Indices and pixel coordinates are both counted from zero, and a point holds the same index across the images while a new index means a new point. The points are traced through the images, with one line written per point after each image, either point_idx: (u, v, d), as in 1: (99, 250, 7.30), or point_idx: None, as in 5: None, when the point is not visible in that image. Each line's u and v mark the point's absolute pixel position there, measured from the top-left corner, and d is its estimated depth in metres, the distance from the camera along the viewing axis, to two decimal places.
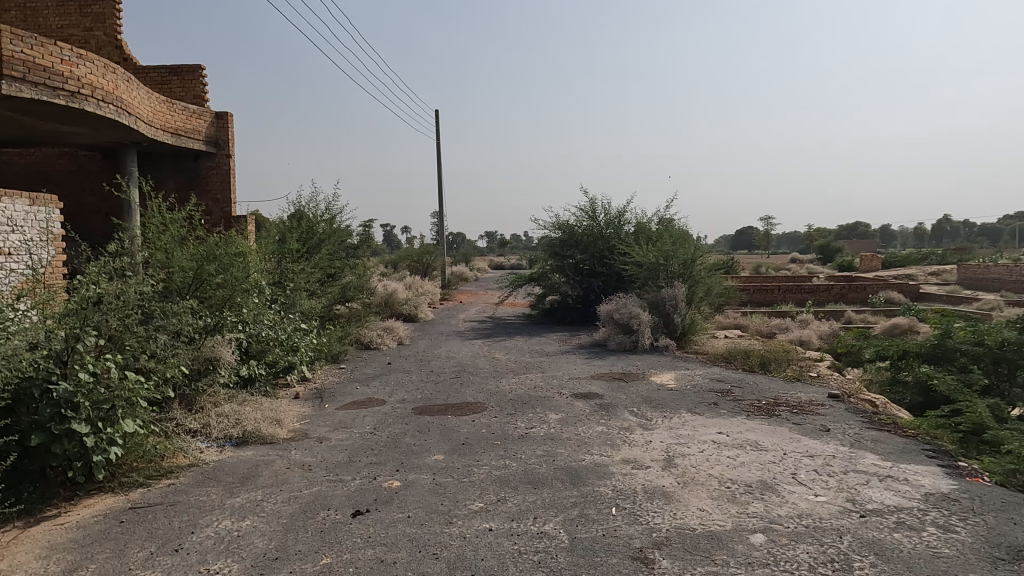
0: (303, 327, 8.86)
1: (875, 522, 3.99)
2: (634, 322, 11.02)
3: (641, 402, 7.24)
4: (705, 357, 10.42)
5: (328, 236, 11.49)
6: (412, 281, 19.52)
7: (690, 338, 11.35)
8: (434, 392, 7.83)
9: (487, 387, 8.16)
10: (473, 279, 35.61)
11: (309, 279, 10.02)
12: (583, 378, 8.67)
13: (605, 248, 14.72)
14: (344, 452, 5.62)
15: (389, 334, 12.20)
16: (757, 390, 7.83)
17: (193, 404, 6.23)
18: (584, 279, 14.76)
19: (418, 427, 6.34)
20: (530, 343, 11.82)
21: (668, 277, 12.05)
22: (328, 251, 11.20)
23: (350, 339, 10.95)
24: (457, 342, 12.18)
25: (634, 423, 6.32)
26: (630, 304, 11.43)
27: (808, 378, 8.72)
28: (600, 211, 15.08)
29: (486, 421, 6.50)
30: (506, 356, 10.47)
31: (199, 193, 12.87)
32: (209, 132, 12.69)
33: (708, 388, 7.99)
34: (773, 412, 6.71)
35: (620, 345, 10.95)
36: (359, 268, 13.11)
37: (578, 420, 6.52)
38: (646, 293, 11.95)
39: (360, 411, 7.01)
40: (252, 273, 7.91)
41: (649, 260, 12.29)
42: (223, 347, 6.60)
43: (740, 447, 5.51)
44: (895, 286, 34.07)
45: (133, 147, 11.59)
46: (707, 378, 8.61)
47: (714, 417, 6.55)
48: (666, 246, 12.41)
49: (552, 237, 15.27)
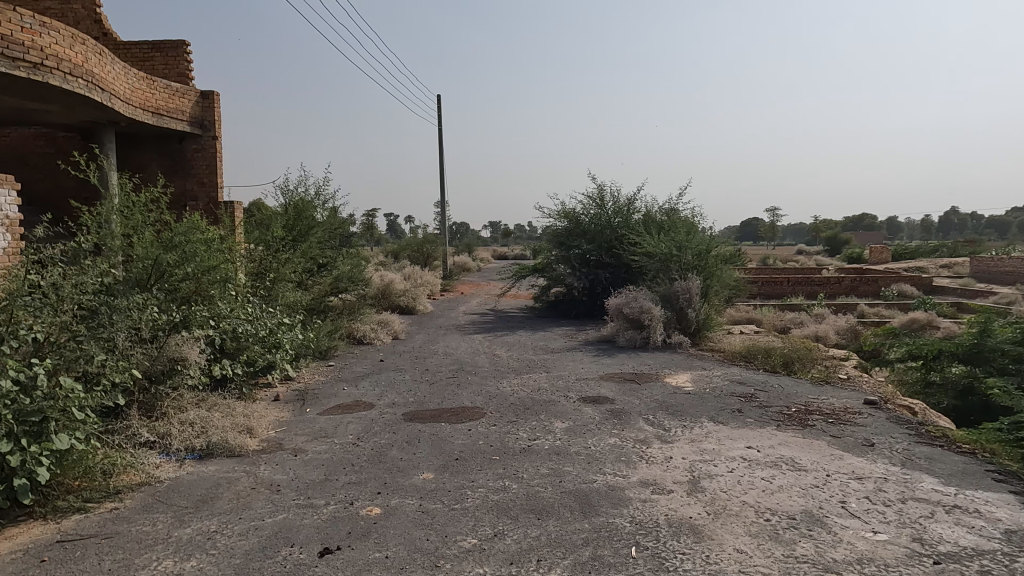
0: (287, 322, 8.15)
1: (954, 572, 3.25)
2: (645, 317, 10.26)
3: (656, 408, 6.51)
4: (721, 356, 9.68)
5: (318, 223, 10.73)
6: (411, 272, 18.82)
7: (704, 334, 10.61)
8: (428, 395, 7.12)
9: (486, 390, 7.44)
10: (475, 269, 34.93)
11: (295, 271, 9.30)
12: (591, 379, 7.96)
13: (613, 237, 13.97)
14: (320, 468, 4.91)
15: (384, 329, 11.51)
16: (785, 395, 7.09)
17: (153, 411, 5.51)
18: (590, 270, 14.01)
19: (407, 437, 5.63)
20: (533, 339, 11.09)
21: (681, 269, 11.29)
22: (318, 239, 10.45)
23: (341, 334, 10.24)
24: (455, 337, 11.45)
25: (650, 435, 5.60)
26: (641, 297, 10.67)
27: (837, 380, 7.97)
28: (608, 199, 14.30)
29: (483, 430, 5.79)
30: (508, 353, 9.74)
31: (183, 177, 12.14)
32: (194, 112, 11.93)
33: (730, 392, 7.24)
34: (807, 422, 5.97)
35: (629, 342, 10.22)
36: (354, 257, 12.39)
37: (586, 430, 5.81)
38: (657, 287, 11.19)
39: (345, 417, 6.31)
40: (229, 262, 7.17)
41: (661, 251, 11.52)
42: (191, 346, 5.78)
43: (775, 467, 4.78)
44: (908, 278, 33.13)
45: (111, 127, 10.87)
46: (727, 380, 7.88)
47: (741, 428, 5.82)
48: (678, 236, 11.66)
49: (557, 226, 14.54)
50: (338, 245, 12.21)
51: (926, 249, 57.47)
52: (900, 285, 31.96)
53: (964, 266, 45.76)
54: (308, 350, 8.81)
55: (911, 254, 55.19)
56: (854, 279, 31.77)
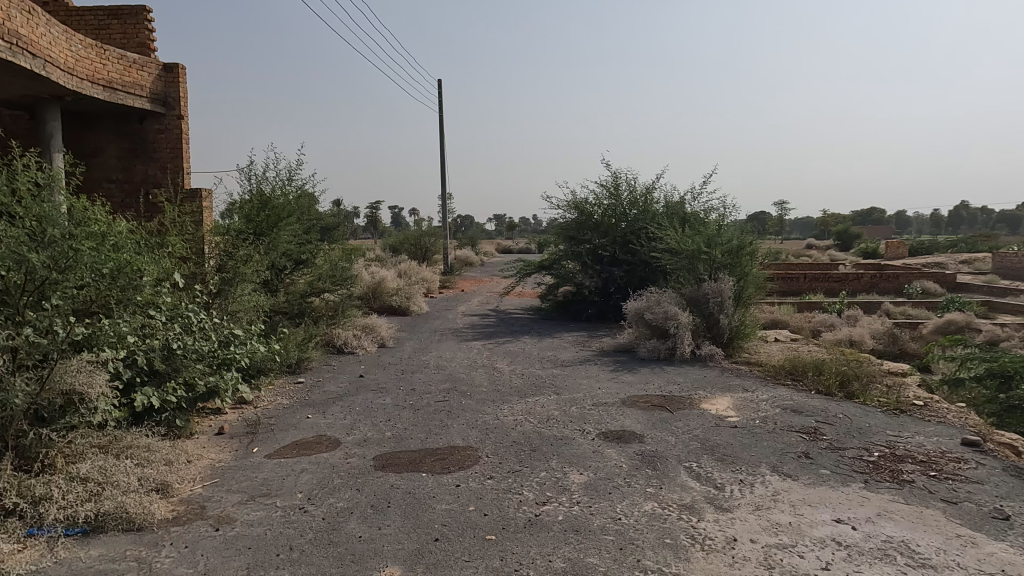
0: (242, 334, 6.74)
1: None
2: (671, 324, 8.82)
3: (700, 452, 5.08)
4: (761, 372, 8.23)
5: (291, 213, 9.32)
6: (408, 267, 17.41)
7: (738, 345, 9.17)
8: (410, 429, 5.71)
9: (482, 420, 6.01)
10: (478, 263, 33.58)
11: (258, 271, 7.90)
12: (611, 404, 6.54)
13: (629, 231, 12.52)
14: (244, 556, 3.50)
15: (369, 335, 10.12)
16: (858, 431, 5.63)
17: (33, 464, 4.17)
18: (604, 268, 12.56)
19: (375, 499, 4.22)
20: (539, 348, 9.66)
21: (710, 268, 9.82)
22: (290, 232, 9.04)
23: (316, 343, 8.85)
24: (451, 345, 10.04)
25: (699, 499, 4.17)
26: (665, 301, 9.23)
27: (911, 407, 6.53)
28: (624, 188, 12.82)
29: (476, 488, 4.37)
30: (511, 367, 8.31)
31: (145, 162, 10.74)
32: (155, 87, 10.52)
33: (787, 425, 5.79)
34: (902, 477, 4.52)
35: (652, 354, 8.78)
36: (337, 253, 10.97)
37: (613, 487, 4.39)
38: (682, 289, 9.76)
39: (300, 463, 4.90)
40: (156, 262, 5.76)
41: (686, 247, 10.05)
42: (95, 375, 4.46)
43: (888, 563, 3.33)
44: (931, 274, 31.60)
45: (57, 103, 9.47)
46: (777, 407, 6.43)
47: (819, 486, 4.38)
48: (707, 230, 10.20)
49: (566, 218, 13.12)
50: (319, 239, 10.80)
51: (944, 246, 55.73)
52: (923, 282, 30.45)
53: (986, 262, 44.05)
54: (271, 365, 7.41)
55: (929, 249, 53.49)
56: (875, 275, 30.25)
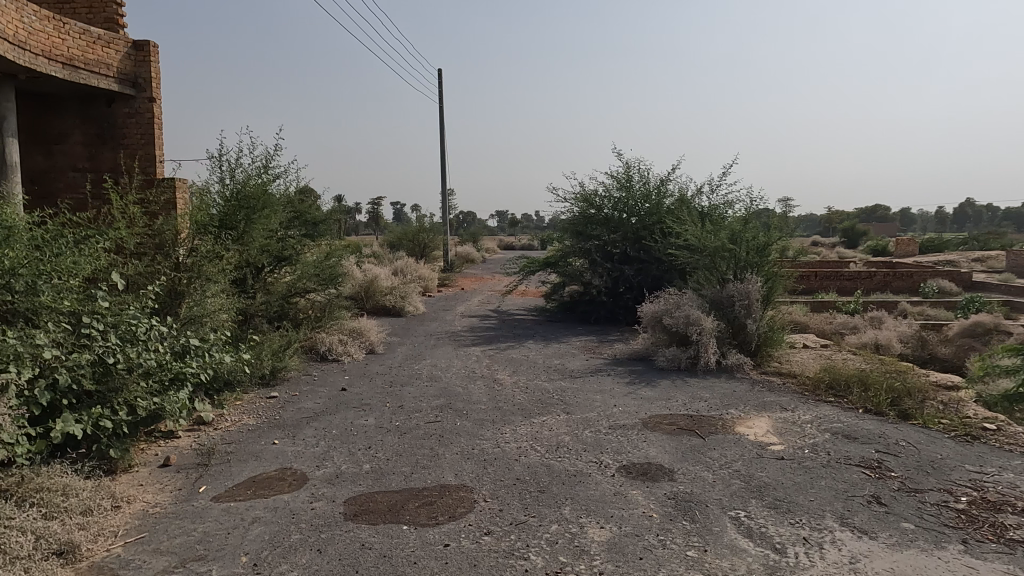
0: (199, 344, 5.79)
1: None
2: (692, 330, 7.87)
3: (745, 496, 4.13)
4: (796, 386, 7.28)
5: (267, 205, 8.39)
6: (405, 265, 16.48)
7: (766, 353, 8.21)
8: (392, 460, 4.78)
9: (479, 448, 5.06)
10: (480, 260, 32.68)
11: (224, 271, 6.98)
12: (630, 427, 5.59)
13: (640, 226, 11.57)
14: None
15: (357, 340, 9.18)
16: (932, 465, 4.66)
17: None
18: (614, 266, 11.59)
19: (337, 565, 3.28)
20: (545, 355, 8.73)
21: (734, 267, 8.86)
22: (266, 226, 8.12)
23: (295, 350, 7.92)
24: (448, 351, 9.10)
25: (755, 569, 3.22)
26: (685, 304, 8.28)
27: (983, 431, 5.56)
28: (636, 180, 11.86)
29: (467, 550, 3.42)
30: (514, 379, 7.37)
31: (113, 149, 9.81)
32: (124, 66, 9.59)
33: (844, 458, 4.84)
34: (1009, 536, 3.56)
35: (671, 363, 7.84)
36: (324, 249, 10.03)
37: (642, 549, 3.44)
38: (703, 290, 8.81)
39: (251, 508, 3.96)
40: (83, 260, 4.87)
41: (708, 243, 9.09)
42: None
43: None
44: (946, 274, 30.55)
45: (10, 83, 8.55)
46: (825, 432, 5.48)
47: (907, 550, 3.42)
48: (730, 224, 9.22)
49: (573, 213, 12.17)
50: (303, 234, 9.86)
51: (955, 244, 54.60)
52: (939, 281, 29.42)
53: (999, 259, 43.04)
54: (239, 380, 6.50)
55: (939, 248, 52.38)
56: (889, 274, 29.24)
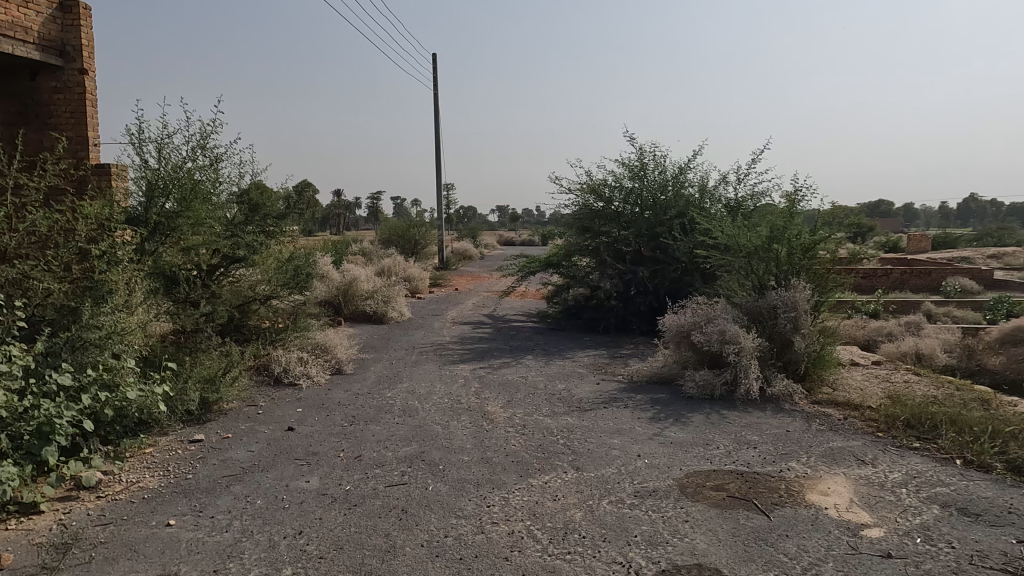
0: (73, 380, 4.30)
1: None
2: (729, 350, 6.38)
3: None
4: (863, 422, 5.79)
5: (209, 196, 6.89)
6: (392, 264, 14.97)
7: (817, 377, 6.72)
8: (326, 561, 3.28)
9: (455, 534, 3.58)
10: (478, 257, 31.23)
11: (139, 278, 5.48)
12: (662, 495, 4.11)
13: (656, 222, 10.07)
14: None
15: (323, 356, 7.70)
16: None
17: None
18: (626, 267, 10.07)
19: None
20: (546, 377, 7.24)
21: (776, 271, 7.38)
22: (204, 220, 6.62)
23: (240, 374, 6.42)
24: (430, 371, 7.57)
25: None
26: (718, 317, 6.79)
27: None
28: (651, 169, 10.36)
29: None
30: (508, 413, 5.86)
31: (37, 129, 8.29)
32: (48, 31, 8.10)
33: (981, 557, 3.34)
34: None
35: (702, 390, 6.35)
36: (286, 249, 8.55)
37: None
38: (737, 299, 7.33)
39: None
40: None
41: (744, 243, 7.61)
42: None
43: None
44: (967, 270, 28.98)
45: None
46: (934, 504, 3.98)
47: None
48: (769, 220, 7.73)
49: (579, 207, 10.68)
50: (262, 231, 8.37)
51: (967, 240, 53.10)
52: (960, 278, 27.85)
53: (1015, 256, 41.52)
54: (136, 416, 5.01)
55: (951, 243, 50.79)
56: (908, 272, 27.67)
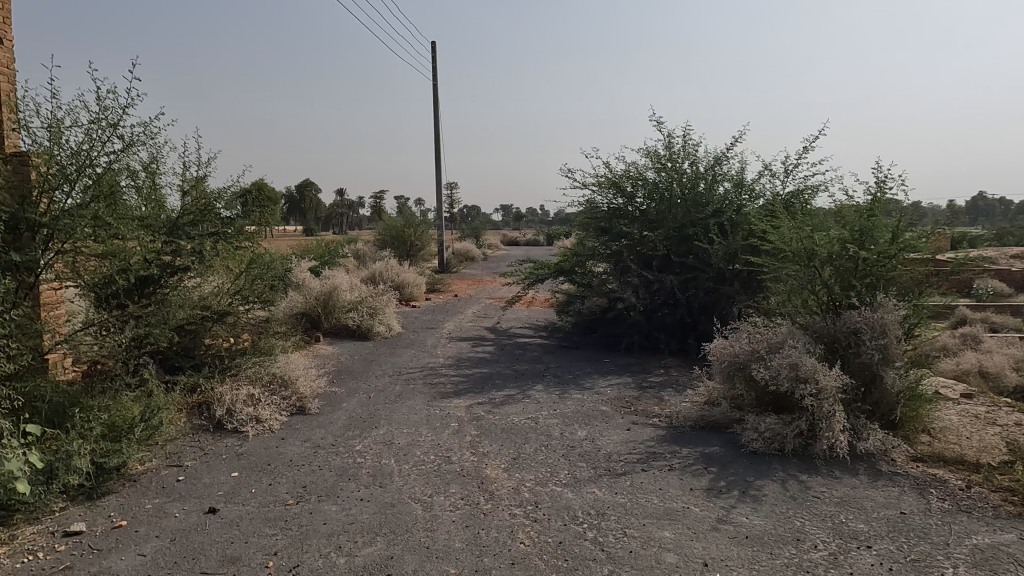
0: None
1: None
2: (804, 392, 4.84)
3: None
4: (997, 492, 4.24)
5: (129, 190, 5.37)
6: (384, 270, 13.43)
7: (914, 423, 5.18)
8: None
9: None
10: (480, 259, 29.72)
11: None
12: None
13: (687, 221, 8.54)
14: None
15: (283, 390, 6.19)
16: None
17: None
18: (652, 276, 8.53)
19: None
20: (562, 419, 5.70)
21: (855, 284, 5.83)
22: (119, 223, 5.09)
23: (165, 423, 4.91)
24: (415, 408, 6.05)
25: None
26: (785, 345, 5.26)
27: None
28: (681, 159, 8.80)
29: None
30: (512, 481, 4.33)
31: None
32: None
33: None
34: None
35: (769, 445, 4.82)
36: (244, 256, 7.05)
37: None
38: (805, 320, 5.78)
39: None
40: None
41: (812, 248, 6.05)
42: None
43: None
44: (997, 271, 27.33)
45: None
46: None
47: None
48: (839, 219, 6.18)
49: (595, 205, 9.15)
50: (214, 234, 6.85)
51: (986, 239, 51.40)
52: (991, 279, 26.23)
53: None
54: None
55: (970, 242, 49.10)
56: None
